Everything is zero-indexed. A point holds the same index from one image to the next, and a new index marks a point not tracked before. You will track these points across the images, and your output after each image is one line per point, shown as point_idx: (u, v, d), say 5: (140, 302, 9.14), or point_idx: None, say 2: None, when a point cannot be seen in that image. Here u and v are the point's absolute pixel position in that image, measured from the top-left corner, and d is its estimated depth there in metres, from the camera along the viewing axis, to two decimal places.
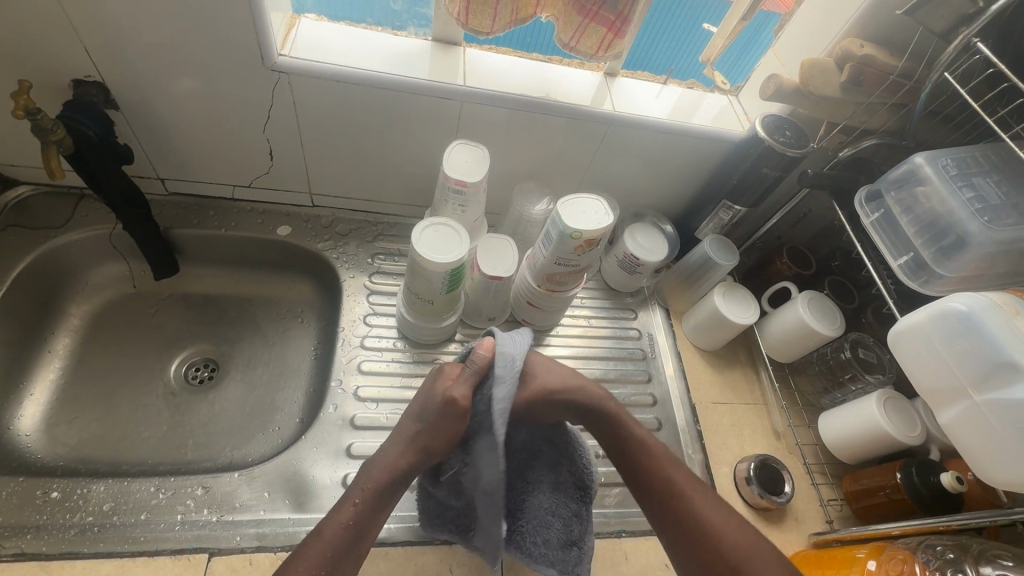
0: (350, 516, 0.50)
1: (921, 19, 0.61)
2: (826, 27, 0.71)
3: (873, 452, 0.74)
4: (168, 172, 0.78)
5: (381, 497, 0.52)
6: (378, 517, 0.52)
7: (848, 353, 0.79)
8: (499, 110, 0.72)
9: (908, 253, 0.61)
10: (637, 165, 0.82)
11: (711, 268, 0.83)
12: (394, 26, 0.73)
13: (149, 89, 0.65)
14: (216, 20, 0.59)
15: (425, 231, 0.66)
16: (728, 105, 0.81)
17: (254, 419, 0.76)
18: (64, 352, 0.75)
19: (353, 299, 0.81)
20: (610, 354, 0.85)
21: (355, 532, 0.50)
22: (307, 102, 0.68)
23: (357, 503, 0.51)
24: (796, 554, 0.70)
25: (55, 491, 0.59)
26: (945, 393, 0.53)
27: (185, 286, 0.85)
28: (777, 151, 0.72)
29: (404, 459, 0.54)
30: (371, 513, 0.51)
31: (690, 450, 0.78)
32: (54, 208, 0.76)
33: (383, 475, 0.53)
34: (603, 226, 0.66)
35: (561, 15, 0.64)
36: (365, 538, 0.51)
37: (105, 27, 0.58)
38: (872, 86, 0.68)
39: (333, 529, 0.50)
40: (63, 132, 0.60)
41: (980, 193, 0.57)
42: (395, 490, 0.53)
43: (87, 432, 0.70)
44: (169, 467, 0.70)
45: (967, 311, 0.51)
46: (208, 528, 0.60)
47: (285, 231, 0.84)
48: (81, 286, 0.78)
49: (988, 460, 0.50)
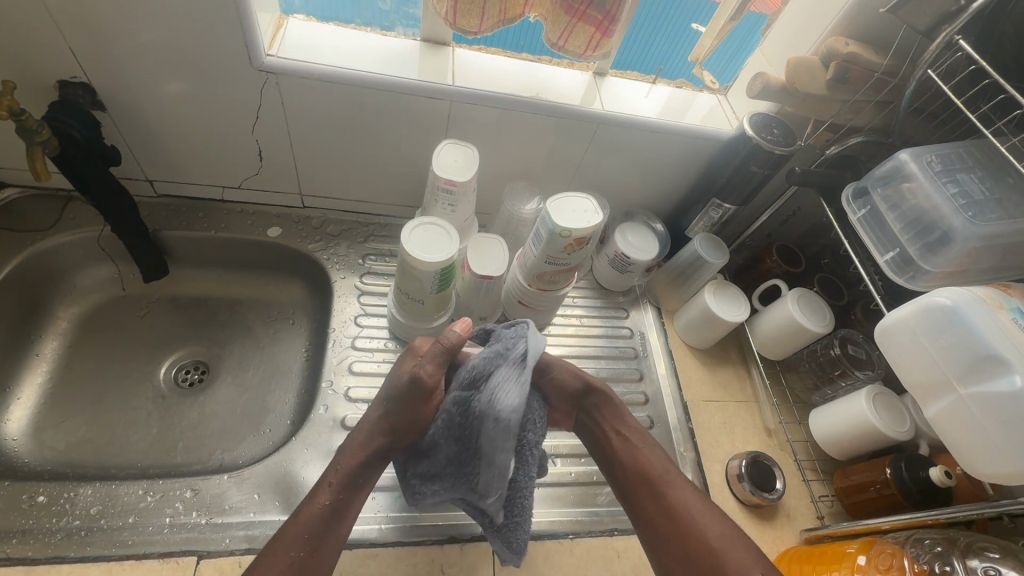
0: (327, 498, 0.53)
1: (903, 18, 0.62)
2: (812, 26, 0.71)
3: (863, 448, 0.74)
4: (158, 174, 0.78)
5: (356, 478, 0.55)
6: (354, 499, 0.55)
7: (838, 349, 0.79)
8: (488, 110, 0.72)
9: (895, 249, 0.61)
10: (628, 165, 0.82)
11: (701, 266, 0.83)
12: (383, 26, 0.73)
13: (136, 90, 0.65)
14: (201, 21, 0.58)
15: (414, 230, 0.66)
16: (716, 104, 0.81)
17: (245, 422, 0.76)
18: (51, 355, 0.74)
19: (344, 299, 0.81)
20: (601, 353, 0.85)
21: (332, 512, 0.53)
22: (295, 102, 0.68)
23: (332, 485, 0.54)
24: (788, 550, 0.70)
25: (41, 495, 0.59)
26: (931, 388, 0.54)
27: (174, 288, 0.84)
28: (765, 149, 0.72)
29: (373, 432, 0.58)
30: (345, 495, 0.54)
31: (682, 448, 0.78)
32: (42, 211, 0.75)
33: (354, 457, 0.56)
34: (592, 225, 0.67)
35: (549, 14, 0.64)
36: (341, 519, 0.53)
37: (91, 28, 0.58)
38: (858, 83, 0.68)
39: (310, 512, 0.52)
40: (48, 133, 0.60)
41: (964, 189, 0.58)
42: (366, 471, 0.56)
43: (75, 435, 0.70)
44: (158, 470, 0.70)
45: (952, 305, 0.51)
46: (196, 531, 0.59)
47: (275, 233, 0.83)
48: (69, 289, 0.78)
49: (974, 454, 0.51)
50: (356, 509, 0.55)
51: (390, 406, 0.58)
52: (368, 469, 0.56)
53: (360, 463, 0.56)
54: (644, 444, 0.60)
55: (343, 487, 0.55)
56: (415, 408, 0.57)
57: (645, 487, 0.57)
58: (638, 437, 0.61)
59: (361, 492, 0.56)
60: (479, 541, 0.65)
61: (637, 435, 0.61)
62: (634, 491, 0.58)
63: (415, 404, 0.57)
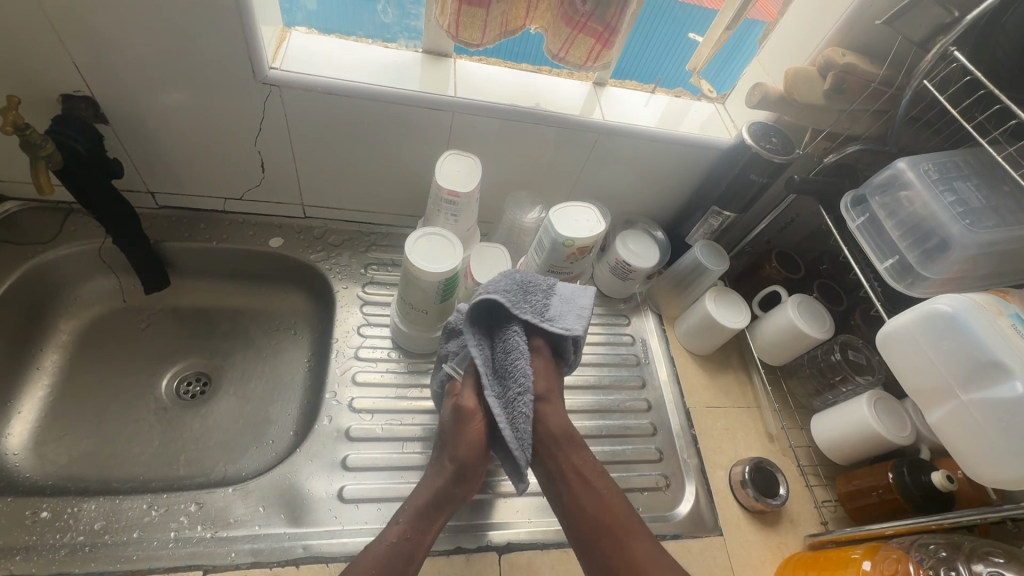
0: (395, 534, 0.57)
1: (899, 29, 0.63)
2: (808, 36, 0.72)
3: (865, 453, 0.75)
4: (160, 185, 0.78)
5: (423, 514, 0.59)
6: (425, 537, 0.58)
7: (838, 355, 0.80)
8: (490, 121, 0.72)
9: (894, 256, 0.62)
10: (628, 173, 0.83)
11: (701, 273, 0.84)
12: (384, 39, 0.74)
13: (140, 103, 0.65)
14: (205, 33, 0.59)
15: (417, 241, 0.66)
16: (715, 112, 0.82)
17: (248, 433, 0.76)
18: (52, 368, 0.74)
19: (347, 310, 0.81)
20: (604, 360, 0.85)
21: (400, 548, 0.56)
22: (298, 114, 0.69)
23: (400, 522, 0.58)
24: (792, 555, 0.70)
25: (44, 510, 0.58)
26: (933, 393, 0.54)
27: (176, 299, 0.84)
28: (764, 157, 0.73)
29: (434, 469, 0.63)
30: (415, 534, 0.57)
31: (686, 454, 0.78)
32: (43, 224, 0.75)
33: (423, 496, 0.60)
34: (594, 234, 0.68)
35: (550, 26, 0.65)
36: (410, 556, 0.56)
37: (95, 41, 0.58)
38: (855, 93, 0.69)
39: (379, 547, 0.56)
40: (52, 147, 0.60)
41: (961, 197, 0.58)
42: (434, 514, 0.59)
43: (77, 450, 0.69)
44: (162, 483, 0.69)
45: (952, 311, 0.52)
46: (201, 545, 0.59)
47: (277, 243, 0.83)
48: (70, 302, 0.77)
49: (978, 460, 0.51)
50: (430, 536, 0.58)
51: (450, 445, 0.62)
52: (436, 511, 0.59)
53: (427, 505, 0.59)
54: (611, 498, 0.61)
55: (411, 522, 0.58)
56: (465, 433, 0.61)
57: (599, 545, 0.59)
58: (603, 480, 0.63)
59: (431, 529, 0.59)
60: (485, 550, 0.65)
61: (603, 481, 0.63)
62: (589, 537, 0.60)
63: (469, 440, 0.61)
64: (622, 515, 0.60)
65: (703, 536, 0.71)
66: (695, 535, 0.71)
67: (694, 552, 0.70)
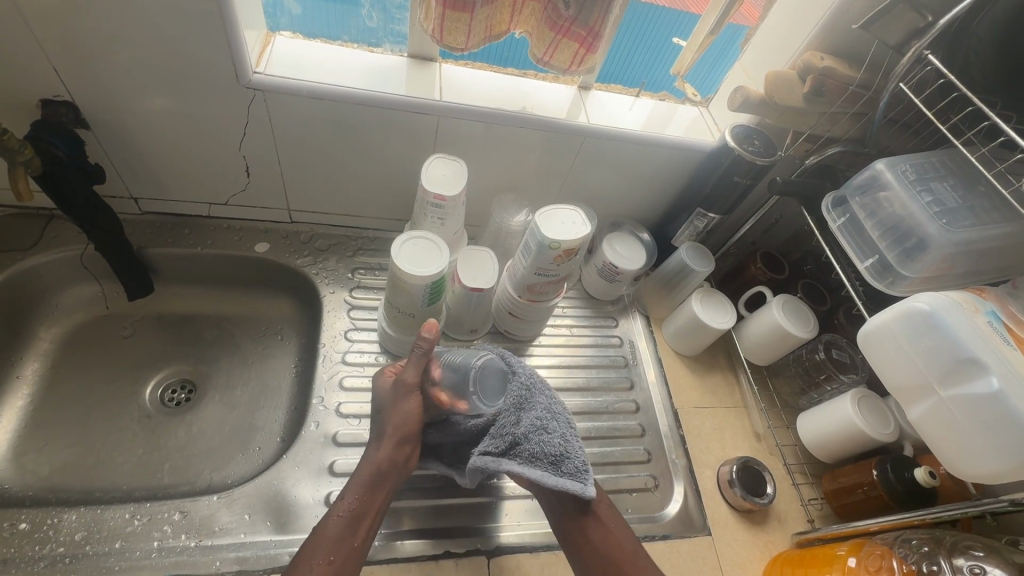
0: (344, 509, 0.56)
1: (875, 34, 0.64)
2: (788, 40, 0.73)
3: (850, 451, 0.75)
4: (143, 191, 0.77)
5: (371, 488, 0.58)
6: (371, 509, 0.57)
7: (822, 354, 0.81)
8: (476, 125, 0.73)
9: (874, 256, 0.63)
10: (614, 176, 0.84)
11: (687, 275, 0.85)
12: (371, 43, 0.74)
13: (122, 110, 0.65)
14: (186, 38, 0.59)
15: (404, 245, 0.66)
16: (698, 116, 0.83)
17: (233, 441, 0.75)
18: (33, 377, 0.73)
19: (334, 314, 0.81)
20: (592, 362, 0.86)
21: (350, 522, 0.56)
22: (284, 119, 0.69)
23: (348, 497, 0.57)
24: (779, 554, 0.71)
25: (23, 522, 0.57)
26: (913, 391, 0.55)
27: (161, 305, 0.83)
28: (746, 159, 0.74)
29: (382, 446, 0.61)
30: (363, 503, 0.57)
31: (674, 455, 0.79)
32: (19, 230, 0.73)
33: (368, 469, 0.59)
34: (580, 236, 0.67)
35: (534, 31, 0.66)
36: (359, 530, 0.56)
37: (72, 45, 0.57)
38: (834, 96, 0.70)
39: (332, 525, 0.55)
40: (31, 153, 0.59)
41: (937, 197, 0.60)
42: (377, 493, 0.58)
43: (58, 460, 0.68)
44: (147, 492, 0.68)
45: (930, 310, 0.52)
46: (186, 554, 0.58)
47: (263, 248, 0.83)
48: (50, 310, 0.76)
49: (958, 456, 0.52)
50: (372, 519, 0.57)
51: (385, 418, 0.63)
52: (381, 482, 0.59)
53: (374, 474, 0.59)
54: (614, 528, 0.62)
55: (358, 496, 0.57)
56: (410, 402, 0.63)
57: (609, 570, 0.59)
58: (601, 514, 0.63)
59: (375, 502, 0.58)
60: (474, 554, 0.64)
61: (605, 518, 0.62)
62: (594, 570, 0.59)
63: (404, 401, 0.63)
64: (624, 553, 0.60)
65: (691, 536, 0.72)
66: (684, 535, 0.72)
67: (683, 552, 0.70)
